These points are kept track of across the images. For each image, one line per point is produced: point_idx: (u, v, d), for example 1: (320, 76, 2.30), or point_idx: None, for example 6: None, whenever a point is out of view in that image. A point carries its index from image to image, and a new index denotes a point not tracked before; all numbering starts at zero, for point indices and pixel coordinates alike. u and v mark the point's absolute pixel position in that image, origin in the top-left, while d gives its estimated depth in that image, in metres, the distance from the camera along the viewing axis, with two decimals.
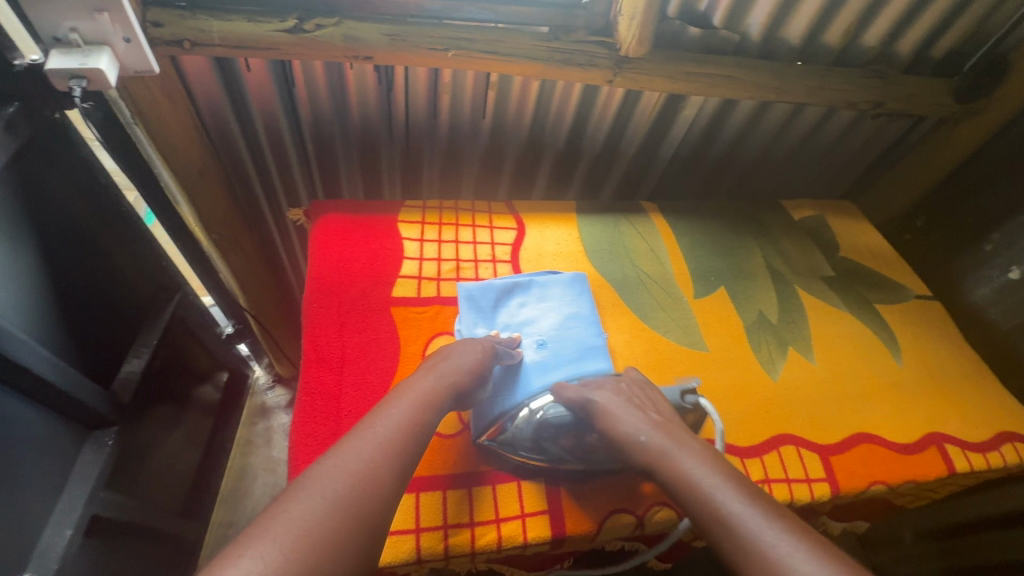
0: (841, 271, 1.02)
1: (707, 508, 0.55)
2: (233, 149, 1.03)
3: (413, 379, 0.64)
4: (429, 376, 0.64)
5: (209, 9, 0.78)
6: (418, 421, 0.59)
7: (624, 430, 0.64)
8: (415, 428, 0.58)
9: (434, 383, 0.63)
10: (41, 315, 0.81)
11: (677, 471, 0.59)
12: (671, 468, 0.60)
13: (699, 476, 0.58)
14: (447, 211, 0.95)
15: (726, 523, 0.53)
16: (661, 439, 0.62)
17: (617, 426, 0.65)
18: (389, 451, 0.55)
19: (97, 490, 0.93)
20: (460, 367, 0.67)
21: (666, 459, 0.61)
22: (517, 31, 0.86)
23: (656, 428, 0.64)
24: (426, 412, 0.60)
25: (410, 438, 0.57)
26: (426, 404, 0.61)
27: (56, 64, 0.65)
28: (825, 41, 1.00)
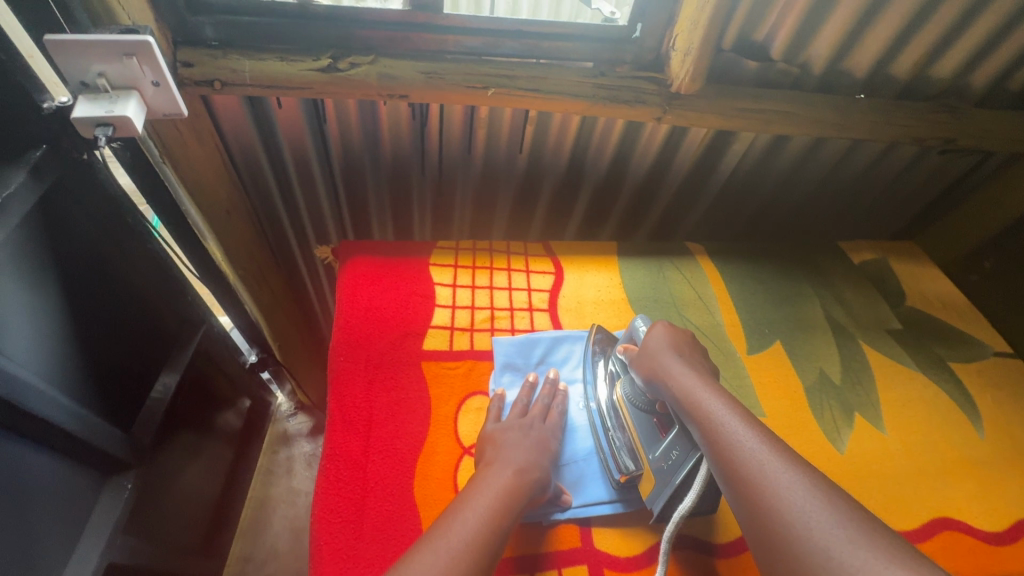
0: (909, 323, 0.93)
1: (712, 428, 0.55)
2: (262, 184, 1.00)
3: (485, 475, 0.59)
4: (502, 472, 0.59)
5: (241, 46, 0.74)
6: (495, 527, 0.53)
7: (655, 357, 0.67)
8: (491, 538, 0.52)
9: (512, 479, 0.58)
10: (63, 361, 0.78)
11: (691, 397, 0.59)
12: (687, 393, 0.60)
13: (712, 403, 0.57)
14: (481, 254, 0.90)
15: (724, 442, 0.53)
16: (688, 369, 0.63)
17: (653, 353, 0.67)
18: (464, 566, 0.48)
19: (114, 537, 0.89)
20: (528, 458, 0.62)
21: (683, 387, 0.61)
22: (560, 67, 0.81)
23: (682, 362, 0.65)
24: (504, 517, 0.54)
25: (487, 549, 0.51)
26: (503, 507, 0.55)
27: (81, 111, 0.62)
28: (891, 74, 0.92)
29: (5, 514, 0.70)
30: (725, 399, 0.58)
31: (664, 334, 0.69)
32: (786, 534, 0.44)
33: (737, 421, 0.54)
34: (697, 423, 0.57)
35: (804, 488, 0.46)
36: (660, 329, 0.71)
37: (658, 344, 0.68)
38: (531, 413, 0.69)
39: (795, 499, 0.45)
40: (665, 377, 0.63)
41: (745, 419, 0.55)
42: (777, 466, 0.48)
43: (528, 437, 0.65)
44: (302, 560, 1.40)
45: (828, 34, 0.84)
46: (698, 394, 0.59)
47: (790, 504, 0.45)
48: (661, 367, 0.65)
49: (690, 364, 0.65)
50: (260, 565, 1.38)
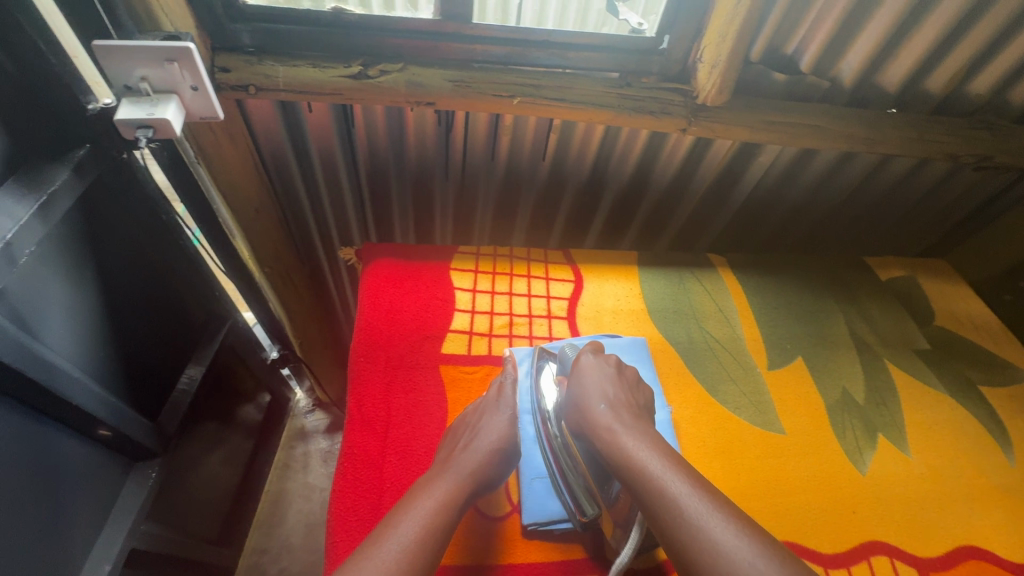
0: (937, 344, 0.91)
1: (650, 486, 0.51)
2: (290, 186, 1.02)
3: (434, 475, 0.59)
4: (450, 472, 0.59)
5: (276, 53, 0.77)
6: (439, 527, 0.52)
7: (588, 402, 0.64)
8: (439, 535, 0.51)
9: (455, 479, 0.58)
10: (97, 351, 0.82)
11: (624, 451, 0.56)
12: (617, 446, 0.57)
13: (645, 458, 0.54)
14: (502, 260, 0.91)
15: (659, 498, 0.50)
16: (619, 416, 0.61)
17: (583, 399, 0.64)
18: (412, 567, 0.47)
19: (137, 523, 0.92)
20: (480, 455, 0.61)
21: (614, 439, 0.58)
22: (585, 78, 0.82)
23: (614, 407, 0.62)
24: (448, 517, 0.53)
25: (434, 546, 0.50)
26: (451, 506, 0.55)
27: (125, 114, 0.64)
28: (925, 89, 0.90)
29: (38, 496, 0.73)
30: (654, 447, 0.56)
31: (593, 373, 0.67)
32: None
33: (669, 472, 0.52)
34: (628, 476, 0.54)
35: (753, 553, 0.43)
36: (586, 363, 0.69)
37: (585, 382, 0.66)
38: (488, 403, 0.69)
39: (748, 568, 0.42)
40: (597, 426, 0.60)
41: (678, 470, 0.52)
42: (720, 526, 0.46)
43: (489, 427, 0.65)
44: (316, 555, 1.42)
45: (860, 47, 0.82)
46: (631, 445, 0.56)
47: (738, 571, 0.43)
48: (593, 415, 0.62)
49: (619, 408, 0.62)
50: (275, 557, 1.41)
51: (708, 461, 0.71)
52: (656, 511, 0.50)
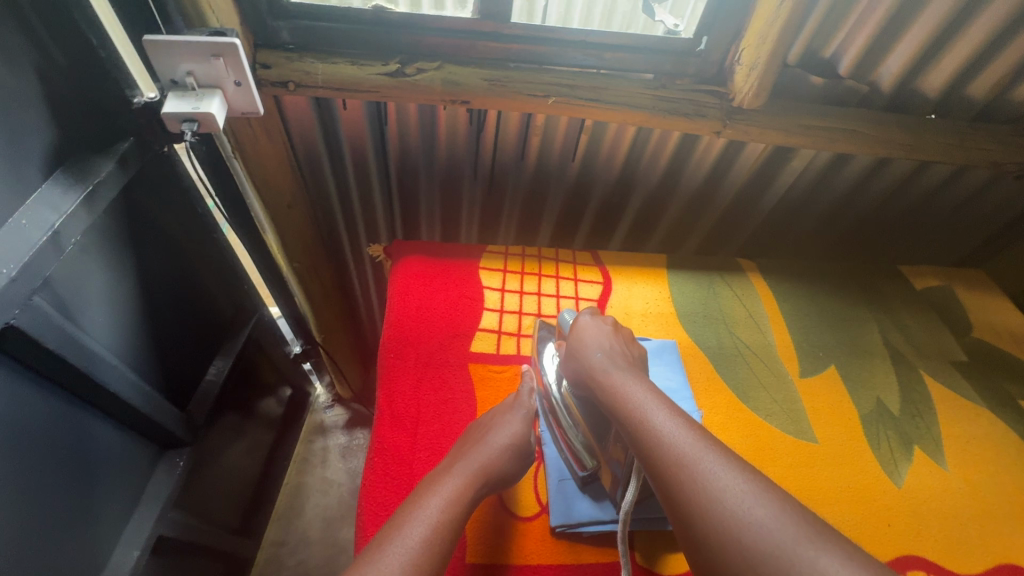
0: (974, 356, 0.88)
1: (636, 414, 0.55)
2: (321, 182, 1.04)
3: (445, 473, 0.59)
4: (462, 469, 0.58)
5: (315, 50, 0.78)
6: (447, 526, 0.52)
7: (587, 349, 0.66)
8: (450, 536, 0.51)
9: (466, 474, 0.58)
10: (133, 340, 0.83)
11: (619, 391, 0.59)
12: (611, 383, 0.60)
13: (634, 392, 0.57)
14: (530, 260, 0.91)
15: (647, 428, 0.52)
16: (614, 360, 0.64)
17: (581, 344, 0.67)
18: (424, 565, 0.47)
19: (164, 510, 0.94)
20: (490, 453, 0.61)
21: (607, 378, 0.61)
22: (620, 79, 0.81)
23: (611, 355, 0.64)
24: (457, 517, 0.53)
25: (443, 546, 0.50)
26: (461, 505, 0.55)
27: (171, 108, 0.66)
28: (967, 95, 0.88)
29: (74, 479, 0.75)
30: (649, 387, 0.58)
31: (595, 327, 0.69)
32: (708, 510, 0.44)
33: (659, 407, 0.54)
34: (620, 411, 0.56)
35: (727, 470, 0.46)
36: (586, 323, 0.71)
37: (585, 338, 0.68)
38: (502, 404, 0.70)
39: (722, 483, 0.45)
40: (591, 369, 0.63)
41: (664, 405, 0.55)
42: (695, 445, 0.49)
43: (502, 427, 0.65)
44: (333, 549, 1.43)
45: (902, 52, 0.81)
46: (623, 382, 0.59)
47: (713, 487, 0.45)
48: (590, 359, 0.64)
49: (614, 355, 0.64)
50: (293, 550, 1.42)
51: None
52: (639, 436, 0.53)
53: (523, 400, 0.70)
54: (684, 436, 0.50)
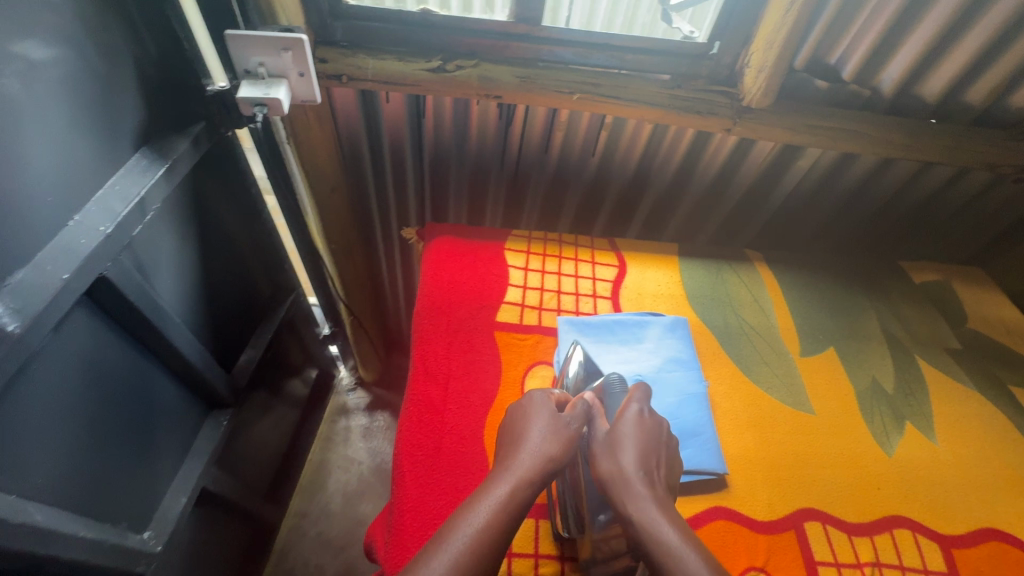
0: (968, 345, 0.94)
1: (679, 571, 0.50)
2: (360, 170, 1.13)
3: (486, 485, 0.58)
4: (506, 476, 0.58)
5: (366, 47, 0.87)
6: (485, 541, 0.52)
7: (619, 463, 0.61)
8: (487, 556, 0.51)
9: (514, 474, 0.58)
10: (191, 303, 0.93)
11: (655, 535, 0.54)
12: (647, 519, 0.55)
13: (676, 542, 0.53)
14: (552, 244, 0.99)
15: None
16: (650, 487, 0.59)
17: (614, 459, 0.61)
18: None
19: (208, 464, 1.03)
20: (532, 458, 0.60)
21: (643, 513, 0.56)
22: (640, 79, 0.89)
23: (649, 478, 0.60)
24: (496, 534, 0.53)
25: (482, 563, 0.50)
26: (503, 516, 0.54)
27: (246, 93, 0.75)
28: (965, 100, 0.94)
29: (138, 423, 0.84)
30: (690, 538, 0.54)
31: (635, 431, 0.63)
32: None
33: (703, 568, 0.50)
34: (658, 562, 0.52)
35: None
36: (628, 421, 0.65)
37: (625, 441, 0.62)
38: (523, 422, 0.65)
39: None
40: (626, 494, 0.58)
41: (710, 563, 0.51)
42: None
43: (546, 419, 0.65)
44: (352, 522, 1.50)
45: (901, 59, 0.88)
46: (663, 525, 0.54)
47: None
48: (627, 482, 0.59)
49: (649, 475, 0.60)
50: (315, 521, 1.50)
51: (742, 432, 0.77)
52: None
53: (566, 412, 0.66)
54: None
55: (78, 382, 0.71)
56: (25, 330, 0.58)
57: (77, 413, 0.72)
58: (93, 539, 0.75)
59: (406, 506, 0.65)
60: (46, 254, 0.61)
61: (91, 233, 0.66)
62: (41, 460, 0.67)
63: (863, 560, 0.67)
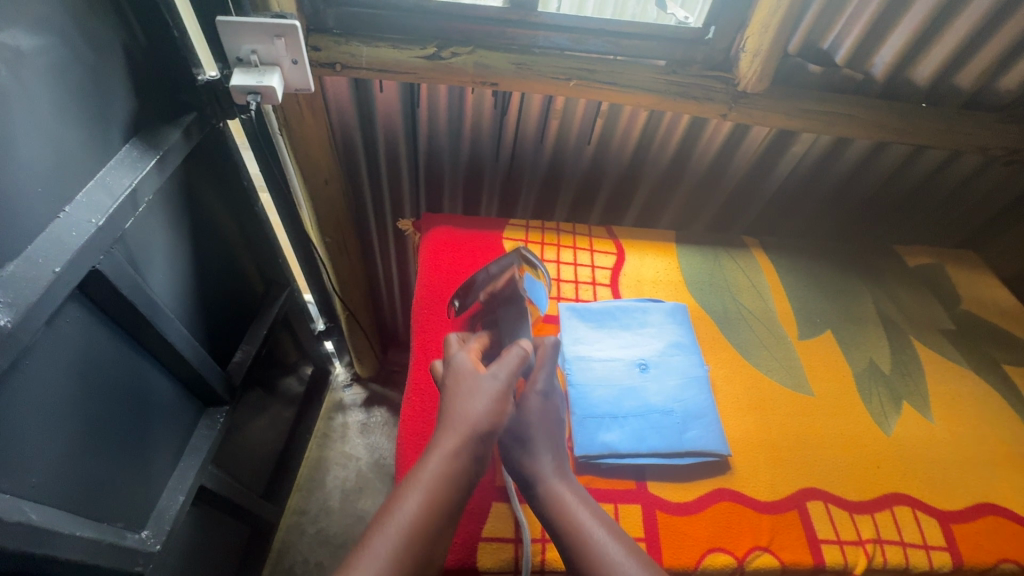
0: (961, 325, 0.95)
1: (573, 527, 0.57)
2: (354, 161, 1.12)
3: (418, 464, 0.58)
4: (436, 454, 0.57)
5: (360, 35, 0.86)
6: (415, 527, 0.53)
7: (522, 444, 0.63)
8: (420, 540, 0.53)
9: (444, 453, 0.57)
10: (184, 299, 0.91)
11: (556, 495, 0.60)
12: (551, 488, 0.60)
13: (573, 505, 0.59)
14: (550, 232, 0.98)
15: (582, 545, 0.56)
16: (555, 462, 0.63)
17: (517, 435, 0.64)
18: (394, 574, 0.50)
19: (206, 462, 1.02)
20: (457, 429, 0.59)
21: (545, 481, 0.61)
22: (635, 65, 0.89)
23: (557, 449, 0.64)
24: (427, 517, 0.54)
25: (415, 551, 0.52)
26: (435, 495, 0.55)
27: (238, 81, 0.74)
28: (955, 84, 0.95)
29: (133, 421, 0.83)
30: (582, 497, 0.60)
31: (540, 407, 0.66)
32: None
33: (594, 521, 0.57)
34: (558, 521, 0.58)
35: None
36: (536, 400, 0.66)
37: (530, 417, 0.65)
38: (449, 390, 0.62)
39: None
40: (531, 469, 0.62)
41: (600, 518, 0.58)
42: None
43: (480, 389, 0.61)
44: (352, 518, 1.50)
45: (894, 42, 0.88)
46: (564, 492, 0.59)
47: None
48: (531, 456, 0.62)
49: (551, 447, 0.64)
50: (313, 518, 1.49)
51: (743, 415, 0.77)
52: (576, 552, 0.55)
53: (496, 367, 0.63)
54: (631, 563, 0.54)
55: (71, 379, 0.70)
56: (16, 325, 0.56)
57: (70, 410, 0.70)
58: (91, 538, 0.74)
59: None
60: (36, 247, 0.60)
61: (82, 226, 0.64)
62: (37, 459, 0.66)
63: (865, 537, 0.67)
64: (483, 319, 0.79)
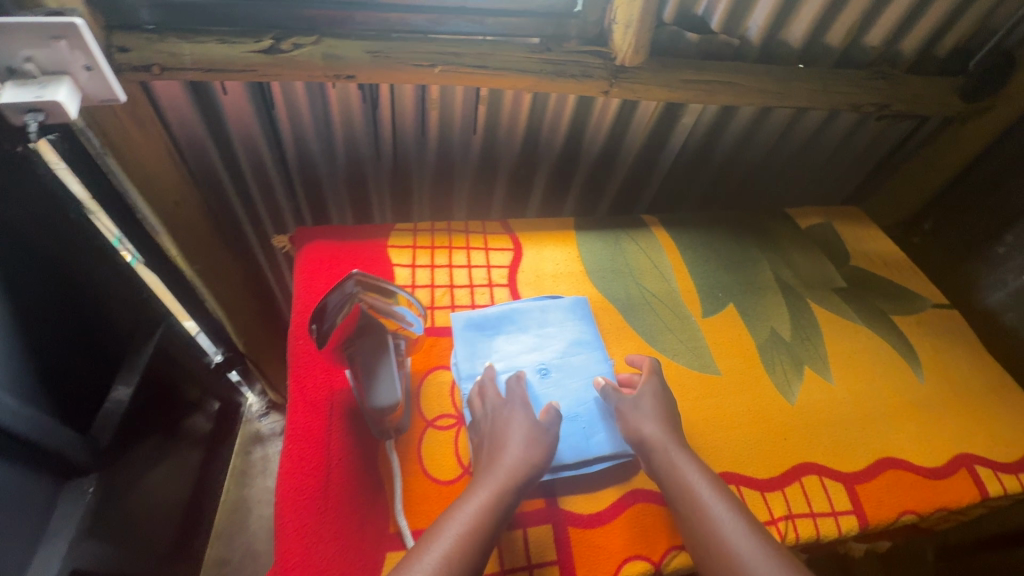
0: (852, 281, 0.98)
1: (690, 496, 0.60)
2: (213, 174, 0.98)
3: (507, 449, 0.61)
4: (523, 441, 0.62)
5: (179, 30, 0.73)
6: (499, 512, 0.57)
7: (639, 426, 0.66)
8: (495, 518, 0.56)
9: (525, 441, 0.62)
10: (10, 362, 0.74)
11: (674, 469, 0.62)
12: (669, 462, 0.63)
13: (695, 480, 0.61)
14: (440, 234, 0.90)
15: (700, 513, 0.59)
16: (675, 440, 0.65)
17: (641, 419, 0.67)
18: (473, 543, 0.54)
19: (77, 543, 0.86)
20: (541, 437, 0.63)
21: (666, 456, 0.63)
22: (506, 44, 0.82)
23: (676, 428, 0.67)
24: (503, 504, 0.57)
25: (489, 529, 0.55)
26: (518, 480, 0.59)
27: (10, 97, 0.60)
28: (826, 43, 0.96)
29: None
30: (704, 470, 0.63)
31: (658, 399, 0.69)
32: None
33: (711, 492, 0.60)
34: (676, 489, 0.61)
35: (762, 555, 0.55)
36: (646, 391, 0.70)
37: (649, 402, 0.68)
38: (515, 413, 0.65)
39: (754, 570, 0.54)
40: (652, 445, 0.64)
41: (715, 490, 0.61)
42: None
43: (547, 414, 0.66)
44: None
45: (764, 4, 0.87)
46: (682, 466, 0.62)
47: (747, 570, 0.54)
48: (654, 433, 0.65)
49: (676, 431, 0.66)
50: (238, 566, 1.36)
51: None
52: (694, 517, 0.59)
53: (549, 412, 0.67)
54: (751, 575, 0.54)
55: None
56: None
57: None
58: None
59: (292, 560, 0.56)
60: None
61: None
62: None
63: (777, 514, 0.67)
64: (345, 348, 0.70)
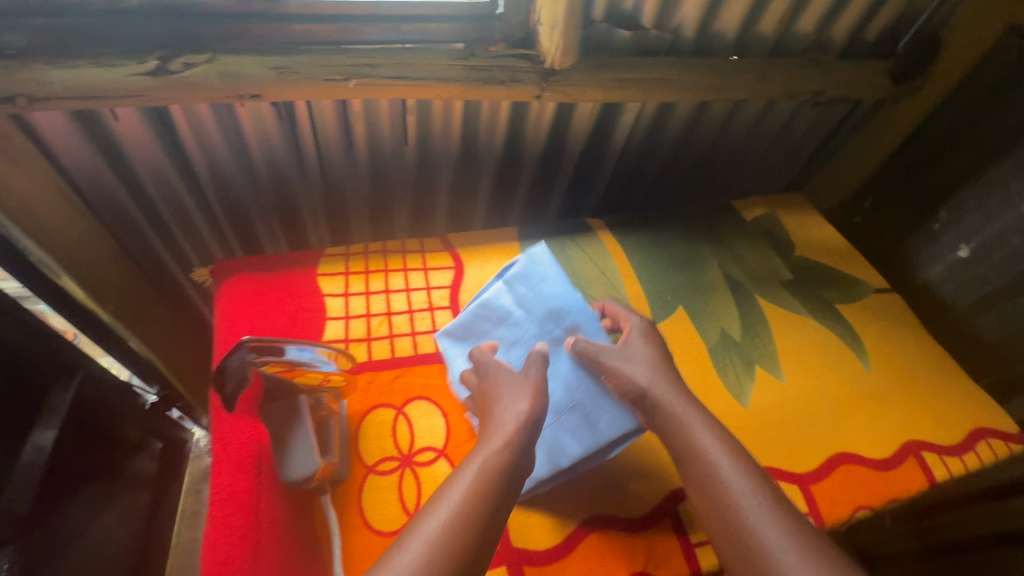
0: (798, 272, 0.98)
1: (695, 444, 0.59)
2: (117, 206, 0.89)
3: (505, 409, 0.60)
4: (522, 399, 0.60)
5: (48, 54, 0.64)
6: (505, 466, 0.55)
7: (634, 374, 0.65)
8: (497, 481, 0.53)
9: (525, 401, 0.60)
10: None
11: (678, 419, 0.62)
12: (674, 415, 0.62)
13: (699, 430, 0.60)
14: (374, 257, 0.85)
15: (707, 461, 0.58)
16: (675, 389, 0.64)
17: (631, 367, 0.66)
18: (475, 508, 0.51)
19: None
20: (528, 384, 0.62)
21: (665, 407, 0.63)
22: (427, 51, 0.76)
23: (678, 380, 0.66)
24: (510, 454, 0.56)
25: (492, 494, 0.52)
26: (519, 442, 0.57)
27: None
28: (759, 32, 0.94)
29: None
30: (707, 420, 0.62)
31: (647, 348, 0.69)
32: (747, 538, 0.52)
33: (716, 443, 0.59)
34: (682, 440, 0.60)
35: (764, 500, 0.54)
36: (635, 341, 0.69)
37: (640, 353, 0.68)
38: (503, 375, 0.64)
39: (759, 514, 0.53)
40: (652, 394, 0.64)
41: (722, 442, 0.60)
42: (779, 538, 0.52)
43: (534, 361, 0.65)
44: None
45: None
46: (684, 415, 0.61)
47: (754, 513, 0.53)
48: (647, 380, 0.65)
49: (671, 376, 0.66)
50: None
51: None
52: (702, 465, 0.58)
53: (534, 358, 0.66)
54: (764, 510, 0.54)
55: None
56: None
57: None
58: None
59: None
60: None
61: None
62: None
63: None
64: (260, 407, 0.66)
